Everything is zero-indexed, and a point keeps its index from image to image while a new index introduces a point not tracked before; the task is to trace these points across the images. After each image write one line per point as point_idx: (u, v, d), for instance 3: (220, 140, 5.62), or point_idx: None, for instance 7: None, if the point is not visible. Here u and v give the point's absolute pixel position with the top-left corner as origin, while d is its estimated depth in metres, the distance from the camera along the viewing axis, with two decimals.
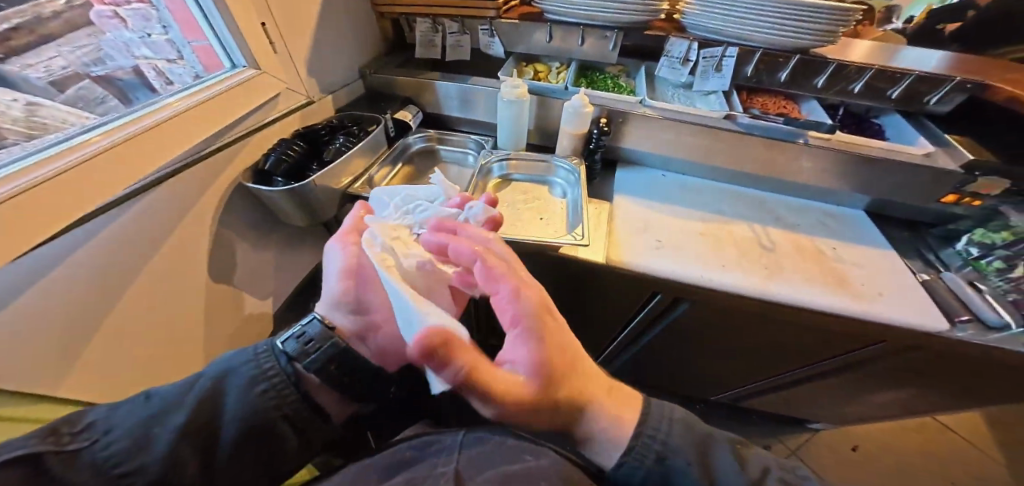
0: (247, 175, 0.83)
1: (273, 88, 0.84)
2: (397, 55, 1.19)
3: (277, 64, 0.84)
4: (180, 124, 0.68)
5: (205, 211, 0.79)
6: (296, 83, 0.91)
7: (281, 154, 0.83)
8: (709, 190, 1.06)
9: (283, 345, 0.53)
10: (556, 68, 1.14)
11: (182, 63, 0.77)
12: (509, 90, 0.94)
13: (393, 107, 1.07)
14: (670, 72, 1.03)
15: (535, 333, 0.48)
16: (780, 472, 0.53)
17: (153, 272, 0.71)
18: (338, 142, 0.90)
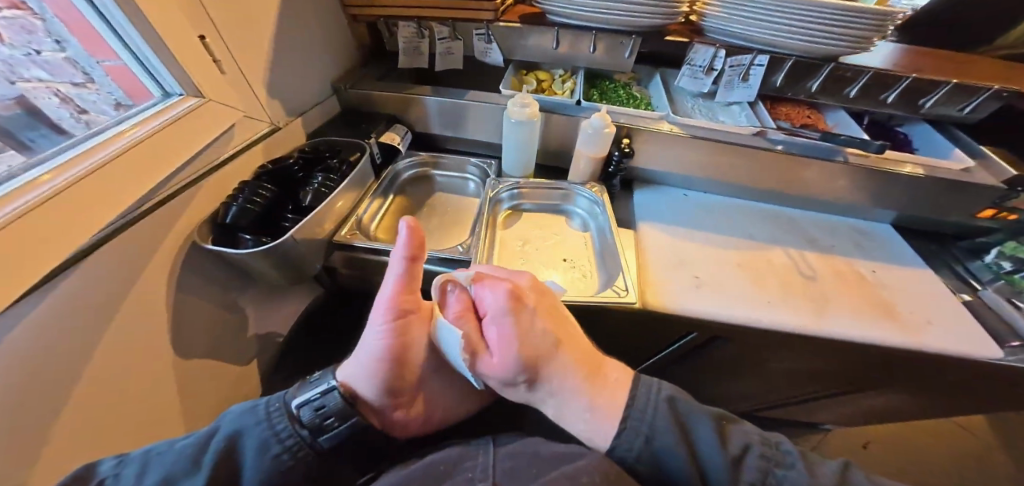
0: (206, 232, 0.66)
1: (228, 118, 0.66)
2: (375, 64, 1.01)
3: (227, 88, 0.65)
4: (120, 172, 0.51)
5: (154, 285, 0.62)
6: (254, 109, 0.72)
7: (249, 204, 0.66)
8: (735, 211, 0.98)
9: (296, 406, 0.48)
10: (560, 76, 0.99)
11: (93, 87, 0.58)
12: (518, 110, 0.80)
13: (377, 129, 0.90)
14: (691, 81, 0.93)
15: (505, 320, 0.50)
16: (763, 449, 0.45)
17: (94, 376, 0.54)
18: (316, 181, 0.73)
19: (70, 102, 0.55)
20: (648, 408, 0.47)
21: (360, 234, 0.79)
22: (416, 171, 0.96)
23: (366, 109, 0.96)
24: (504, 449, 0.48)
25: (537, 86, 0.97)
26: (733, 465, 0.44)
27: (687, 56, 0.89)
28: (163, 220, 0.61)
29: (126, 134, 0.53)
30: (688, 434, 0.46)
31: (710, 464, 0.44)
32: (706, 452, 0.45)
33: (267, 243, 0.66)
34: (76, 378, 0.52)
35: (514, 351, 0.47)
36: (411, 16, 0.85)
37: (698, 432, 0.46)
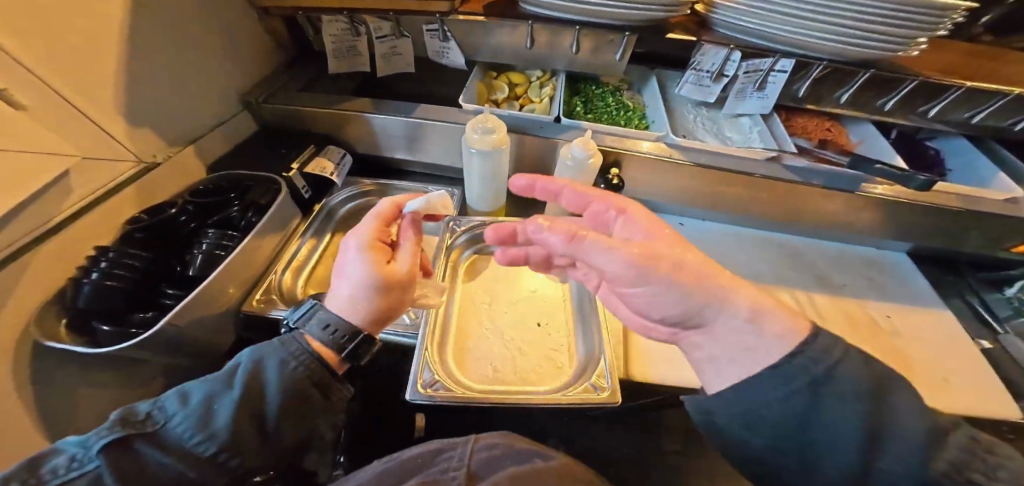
0: (52, 322, 0.46)
1: (52, 168, 0.46)
2: (299, 68, 0.81)
3: (38, 127, 0.45)
4: None
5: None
6: (101, 146, 0.53)
7: (109, 280, 0.47)
8: (735, 241, 0.85)
9: (307, 327, 0.42)
10: (536, 79, 0.78)
11: None
12: (480, 137, 0.62)
13: (302, 154, 0.74)
14: (694, 87, 0.77)
15: (642, 272, 0.36)
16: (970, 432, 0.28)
17: None
18: (205, 244, 0.56)
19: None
20: (828, 349, 0.32)
21: (278, 299, 0.60)
22: (355, 203, 0.78)
23: (295, 126, 0.79)
24: (485, 441, 0.41)
25: (507, 92, 0.77)
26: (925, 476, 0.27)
27: (692, 59, 0.72)
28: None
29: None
30: (885, 393, 0.30)
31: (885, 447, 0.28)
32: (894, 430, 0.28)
33: (136, 333, 0.47)
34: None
35: (666, 281, 0.36)
36: (336, 6, 0.64)
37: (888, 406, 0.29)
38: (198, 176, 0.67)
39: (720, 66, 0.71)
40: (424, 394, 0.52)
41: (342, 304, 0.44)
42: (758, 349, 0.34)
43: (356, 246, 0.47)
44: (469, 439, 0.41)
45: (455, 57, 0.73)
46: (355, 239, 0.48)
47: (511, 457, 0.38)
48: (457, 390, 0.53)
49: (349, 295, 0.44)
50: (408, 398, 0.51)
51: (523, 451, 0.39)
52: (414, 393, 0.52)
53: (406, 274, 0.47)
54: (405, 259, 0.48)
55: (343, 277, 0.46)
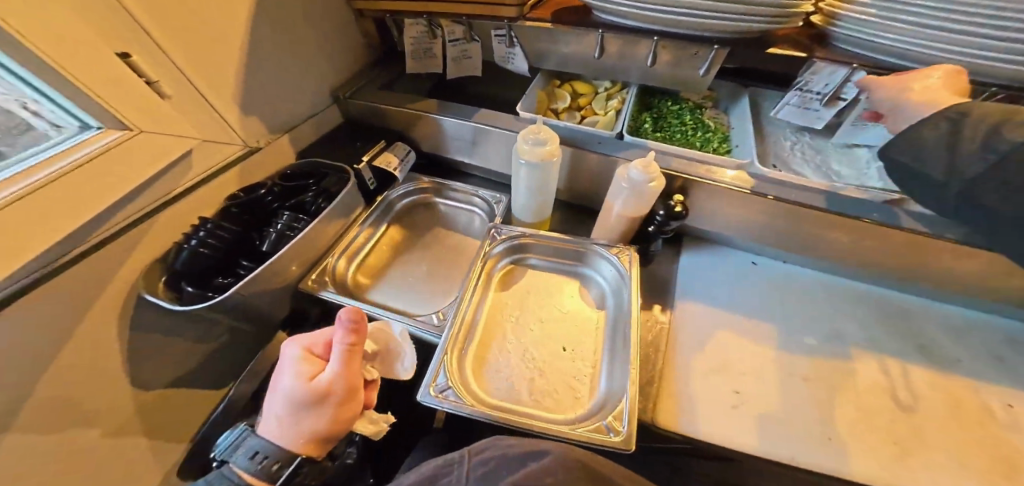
0: (153, 279, 0.57)
1: (179, 147, 0.57)
2: (383, 67, 0.89)
3: (174, 113, 0.56)
4: (13, 227, 0.41)
5: (102, 355, 0.54)
6: (217, 132, 0.63)
7: (202, 247, 0.57)
8: (812, 292, 0.72)
9: (233, 461, 0.43)
10: (604, 90, 0.73)
11: (64, 130, 0.50)
12: (531, 148, 0.59)
13: (371, 149, 0.81)
14: (796, 108, 0.64)
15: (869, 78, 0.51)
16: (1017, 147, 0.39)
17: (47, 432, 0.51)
18: (280, 223, 0.64)
19: (40, 117, 0.48)
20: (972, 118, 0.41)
21: (329, 282, 0.69)
22: (412, 199, 0.87)
23: (372, 121, 0.86)
24: (483, 454, 0.40)
25: (569, 102, 0.73)
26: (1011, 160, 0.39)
27: (800, 81, 0.60)
28: (109, 272, 0.53)
29: (18, 181, 0.42)
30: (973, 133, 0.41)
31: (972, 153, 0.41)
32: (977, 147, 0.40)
33: (210, 297, 0.56)
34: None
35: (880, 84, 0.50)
36: (418, 10, 0.68)
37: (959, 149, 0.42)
38: (288, 161, 0.77)
39: (834, 88, 0.58)
40: (434, 397, 0.54)
41: (272, 427, 0.44)
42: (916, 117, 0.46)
43: (293, 356, 0.45)
44: (465, 454, 0.41)
45: (520, 63, 0.72)
46: (295, 349, 0.46)
47: (507, 466, 0.37)
48: (465, 398, 0.55)
49: (277, 411, 0.43)
50: (417, 397, 0.54)
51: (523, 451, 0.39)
52: (426, 394, 0.54)
53: (332, 393, 0.42)
54: (325, 378, 0.42)
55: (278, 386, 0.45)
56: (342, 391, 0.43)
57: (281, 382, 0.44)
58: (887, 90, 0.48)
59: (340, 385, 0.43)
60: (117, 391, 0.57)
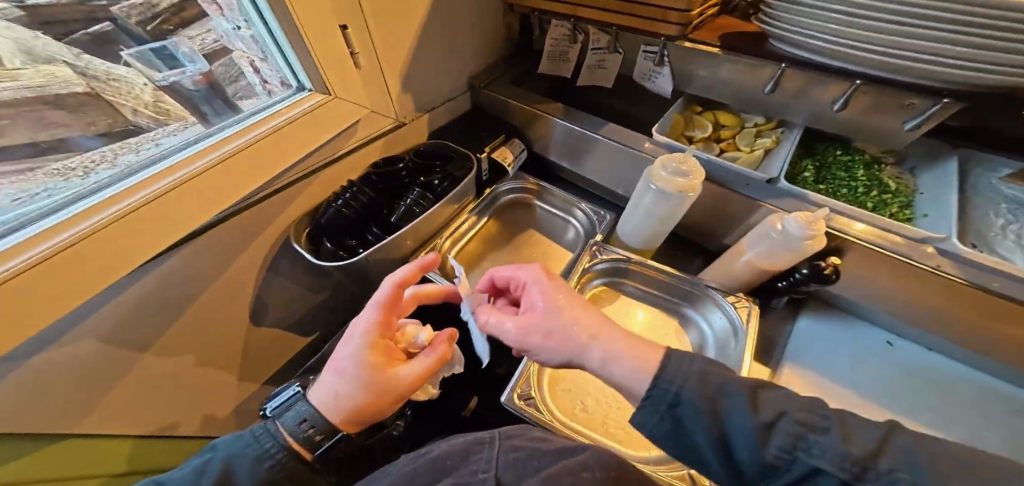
0: (301, 230, 0.69)
1: (357, 113, 0.64)
2: (518, 62, 0.90)
3: (357, 83, 0.62)
4: (231, 170, 0.52)
5: (251, 267, 0.70)
6: (381, 104, 0.70)
7: (344, 208, 0.67)
8: (965, 398, 0.60)
9: (280, 422, 0.44)
10: (754, 126, 0.65)
11: (270, 85, 0.63)
12: (667, 176, 0.54)
13: (492, 142, 0.84)
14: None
15: (568, 322, 0.42)
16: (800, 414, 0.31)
17: (191, 318, 0.64)
18: (407, 200, 0.71)
19: (258, 73, 0.62)
20: None
21: (433, 263, 0.75)
22: (517, 196, 0.88)
23: (496, 113, 0.88)
24: (511, 442, 0.38)
25: (709, 132, 0.66)
26: (770, 465, 0.30)
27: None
28: (273, 209, 0.66)
29: (247, 131, 0.54)
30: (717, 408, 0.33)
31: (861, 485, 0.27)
32: (807, 454, 0.29)
33: (342, 257, 0.67)
34: (158, 337, 0.61)
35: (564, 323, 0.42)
36: (567, 14, 0.67)
37: (770, 406, 0.32)
38: (419, 140, 0.83)
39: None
40: (516, 404, 0.55)
41: (324, 394, 0.46)
42: (619, 373, 0.38)
43: (365, 336, 0.47)
44: (496, 437, 0.40)
45: (663, 83, 0.66)
46: (366, 328, 0.47)
47: (541, 458, 0.34)
48: (544, 414, 0.55)
49: (339, 382, 0.46)
50: (501, 400, 0.56)
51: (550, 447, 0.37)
52: (509, 399, 0.56)
53: (401, 391, 0.47)
54: (403, 376, 0.46)
55: (342, 358, 0.46)
56: (403, 393, 0.47)
57: (350, 361, 0.46)
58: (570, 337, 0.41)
59: (411, 389, 0.47)
60: (247, 301, 0.73)
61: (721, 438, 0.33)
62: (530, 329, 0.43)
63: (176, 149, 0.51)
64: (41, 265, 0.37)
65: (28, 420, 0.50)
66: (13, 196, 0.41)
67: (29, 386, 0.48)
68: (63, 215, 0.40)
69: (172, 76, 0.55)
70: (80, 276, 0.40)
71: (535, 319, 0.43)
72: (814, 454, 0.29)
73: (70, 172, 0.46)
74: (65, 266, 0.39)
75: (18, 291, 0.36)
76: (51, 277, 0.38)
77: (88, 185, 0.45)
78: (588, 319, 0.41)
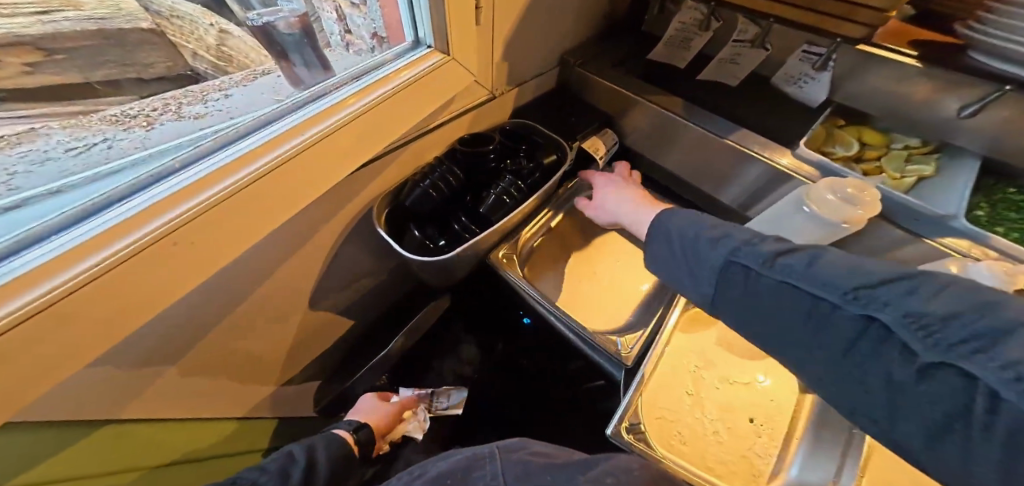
0: (382, 210, 0.62)
1: (462, 82, 0.57)
2: (618, 41, 0.81)
3: (471, 44, 0.55)
4: (338, 142, 0.45)
5: (321, 245, 0.64)
6: (483, 74, 0.64)
7: (432, 191, 0.60)
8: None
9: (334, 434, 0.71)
10: (907, 148, 0.57)
11: (355, 38, 0.57)
12: (835, 201, 0.47)
13: (584, 130, 0.75)
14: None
15: (621, 196, 0.64)
16: (746, 237, 0.39)
17: (258, 296, 0.60)
18: (498, 189, 0.63)
19: (341, 22, 0.56)
20: None
21: (515, 262, 0.71)
22: None
23: (585, 96, 0.80)
24: (514, 455, 0.43)
25: (853, 151, 0.59)
26: (715, 266, 0.39)
27: None
28: (354, 184, 0.60)
29: (348, 104, 0.46)
30: (688, 240, 0.43)
31: (759, 269, 0.35)
32: (737, 256, 0.37)
33: (429, 250, 0.61)
34: (226, 313, 0.57)
35: (612, 200, 0.64)
36: None
37: (721, 232, 0.41)
38: (502, 119, 0.76)
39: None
40: (625, 438, 0.53)
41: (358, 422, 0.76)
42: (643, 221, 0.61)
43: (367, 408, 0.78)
44: (496, 451, 0.44)
45: (816, 91, 0.60)
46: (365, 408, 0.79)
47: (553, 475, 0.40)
48: (654, 450, 0.53)
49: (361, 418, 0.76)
50: (608, 432, 0.54)
51: (556, 462, 0.42)
52: (616, 433, 0.54)
53: (404, 404, 0.79)
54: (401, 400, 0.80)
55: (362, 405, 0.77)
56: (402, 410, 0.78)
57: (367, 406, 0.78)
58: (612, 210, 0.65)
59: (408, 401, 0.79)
60: (310, 280, 0.68)
61: (687, 251, 0.43)
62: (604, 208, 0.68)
63: (276, 112, 0.44)
64: (147, 249, 0.30)
65: (99, 396, 0.46)
66: (69, 147, 0.35)
67: (103, 363, 0.44)
68: (167, 187, 0.33)
69: (267, 16, 0.48)
70: (180, 261, 0.33)
71: (603, 203, 0.66)
72: (741, 255, 0.37)
73: (129, 121, 0.40)
74: (172, 250, 0.32)
75: (125, 277, 0.29)
76: (157, 263, 0.31)
77: (149, 141, 0.38)
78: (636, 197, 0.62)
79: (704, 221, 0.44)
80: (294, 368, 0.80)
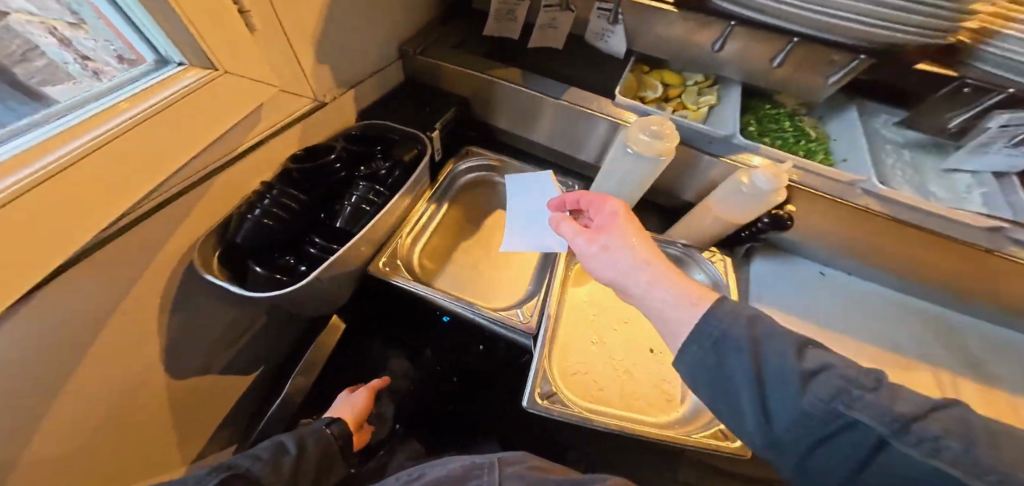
0: (208, 253, 0.53)
1: (258, 97, 0.49)
2: (453, 25, 0.81)
3: (254, 52, 0.47)
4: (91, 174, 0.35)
5: (154, 313, 0.53)
6: (295, 80, 0.56)
7: (267, 219, 0.51)
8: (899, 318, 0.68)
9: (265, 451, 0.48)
10: (697, 84, 0.68)
11: (98, 65, 0.43)
12: (647, 138, 0.53)
13: (440, 117, 0.73)
14: (967, 151, 0.53)
15: (621, 251, 0.40)
16: (854, 374, 0.27)
17: (77, 402, 0.47)
18: (351, 198, 0.57)
19: (69, 47, 0.42)
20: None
21: (400, 268, 0.64)
22: (477, 176, 0.79)
23: (437, 85, 0.78)
24: (511, 468, 0.41)
25: (660, 92, 0.68)
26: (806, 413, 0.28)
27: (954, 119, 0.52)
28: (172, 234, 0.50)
29: (122, 110, 0.38)
30: (759, 355, 0.30)
31: (886, 438, 0.24)
32: (848, 407, 0.26)
33: (279, 282, 0.51)
34: (29, 431, 0.43)
35: (613, 258, 0.41)
36: None
37: (815, 359, 0.29)
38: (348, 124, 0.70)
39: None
40: (542, 405, 0.54)
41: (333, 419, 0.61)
42: (667, 331, 0.37)
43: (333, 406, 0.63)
44: (496, 463, 0.42)
45: (616, 44, 0.68)
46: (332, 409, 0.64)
47: None
48: (571, 407, 0.55)
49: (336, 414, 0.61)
50: (524, 405, 0.54)
51: (553, 478, 0.40)
52: (533, 403, 0.54)
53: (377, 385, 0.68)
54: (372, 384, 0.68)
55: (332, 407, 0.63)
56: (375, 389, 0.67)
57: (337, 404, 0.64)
58: (615, 274, 0.41)
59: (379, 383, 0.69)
60: (153, 357, 0.56)
61: (757, 385, 0.30)
62: (597, 267, 0.44)
63: None
64: None
65: None
66: None
67: None
68: None
69: None
70: None
71: (598, 260, 0.43)
72: (850, 405, 0.26)
73: None
74: None
75: None
76: None
77: None
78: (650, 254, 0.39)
79: (780, 338, 0.31)
80: (194, 447, 0.69)
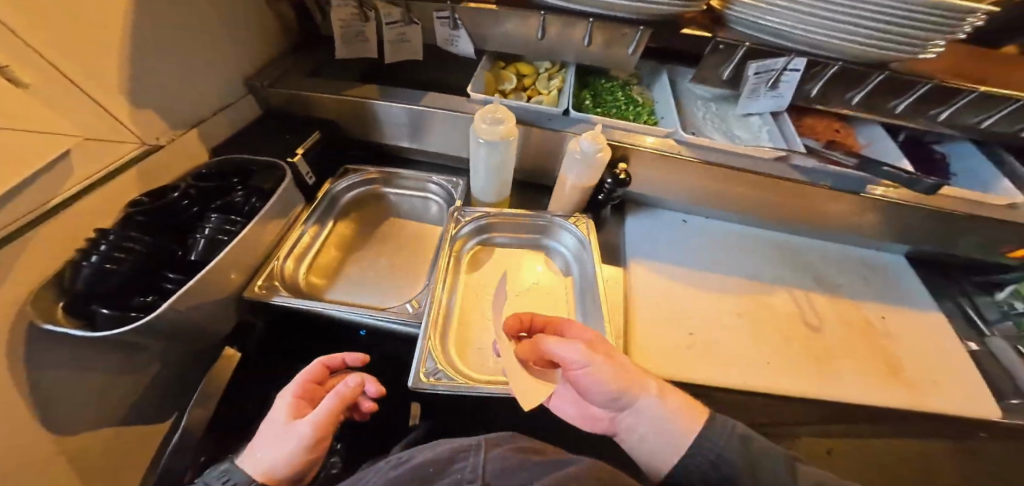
0: (47, 306, 0.47)
1: (41, 153, 0.44)
2: (305, 53, 0.82)
3: (38, 106, 0.43)
4: None
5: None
6: (104, 128, 0.52)
7: (109, 263, 0.48)
8: (742, 244, 0.82)
9: None
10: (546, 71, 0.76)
11: None
12: (488, 126, 0.59)
13: (302, 140, 0.73)
14: (745, 97, 0.69)
15: (610, 374, 0.44)
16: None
17: None
18: (206, 228, 0.56)
19: None
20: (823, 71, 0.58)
21: (278, 287, 0.61)
22: (357, 193, 0.79)
23: (299, 113, 0.78)
24: (498, 450, 0.31)
25: (515, 83, 0.75)
26: None
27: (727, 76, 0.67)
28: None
29: None
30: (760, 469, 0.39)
31: None
32: None
33: (135, 317, 0.48)
34: None
35: (607, 386, 0.44)
36: None
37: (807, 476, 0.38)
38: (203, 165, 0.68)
39: (776, 73, 0.63)
40: (426, 383, 0.49)
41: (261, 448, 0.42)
42: (669, 444, 0.43)
43: (271, 424, 0.43)
44: (483, 443, 0.32)
45: (465, 46, 0.72)
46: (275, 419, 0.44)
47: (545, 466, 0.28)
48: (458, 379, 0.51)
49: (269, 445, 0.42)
50: (409, 386, 0.49)
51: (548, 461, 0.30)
52: (417, 382, 0.49)
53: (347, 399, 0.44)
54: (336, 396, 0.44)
55: (273, 421, 0.44)
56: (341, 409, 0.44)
57: (276, 423, 0.43)
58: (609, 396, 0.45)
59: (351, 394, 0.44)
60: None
61: None
62: (585, 390, 0.46)
63: None
64: None
65: None
66: None
67: None
68: None
69: None
70: None
71: (590, 386, 0.45)
72: None
73: None
74: None
75: None
76: None
77: None
78: (634, 378, 0.45)
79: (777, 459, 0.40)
80: None
